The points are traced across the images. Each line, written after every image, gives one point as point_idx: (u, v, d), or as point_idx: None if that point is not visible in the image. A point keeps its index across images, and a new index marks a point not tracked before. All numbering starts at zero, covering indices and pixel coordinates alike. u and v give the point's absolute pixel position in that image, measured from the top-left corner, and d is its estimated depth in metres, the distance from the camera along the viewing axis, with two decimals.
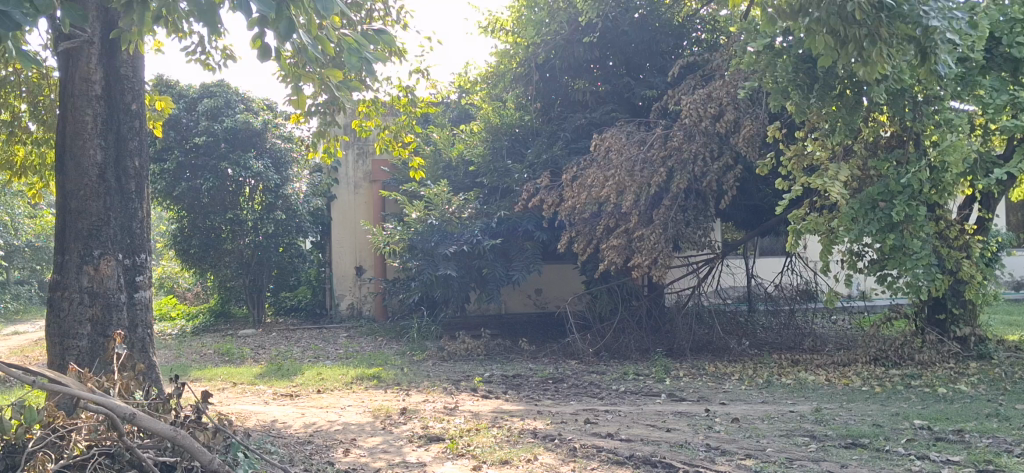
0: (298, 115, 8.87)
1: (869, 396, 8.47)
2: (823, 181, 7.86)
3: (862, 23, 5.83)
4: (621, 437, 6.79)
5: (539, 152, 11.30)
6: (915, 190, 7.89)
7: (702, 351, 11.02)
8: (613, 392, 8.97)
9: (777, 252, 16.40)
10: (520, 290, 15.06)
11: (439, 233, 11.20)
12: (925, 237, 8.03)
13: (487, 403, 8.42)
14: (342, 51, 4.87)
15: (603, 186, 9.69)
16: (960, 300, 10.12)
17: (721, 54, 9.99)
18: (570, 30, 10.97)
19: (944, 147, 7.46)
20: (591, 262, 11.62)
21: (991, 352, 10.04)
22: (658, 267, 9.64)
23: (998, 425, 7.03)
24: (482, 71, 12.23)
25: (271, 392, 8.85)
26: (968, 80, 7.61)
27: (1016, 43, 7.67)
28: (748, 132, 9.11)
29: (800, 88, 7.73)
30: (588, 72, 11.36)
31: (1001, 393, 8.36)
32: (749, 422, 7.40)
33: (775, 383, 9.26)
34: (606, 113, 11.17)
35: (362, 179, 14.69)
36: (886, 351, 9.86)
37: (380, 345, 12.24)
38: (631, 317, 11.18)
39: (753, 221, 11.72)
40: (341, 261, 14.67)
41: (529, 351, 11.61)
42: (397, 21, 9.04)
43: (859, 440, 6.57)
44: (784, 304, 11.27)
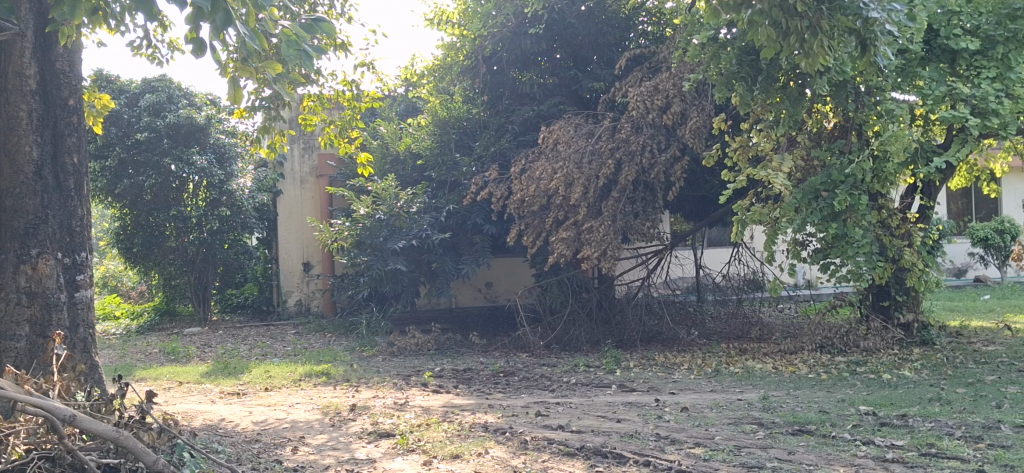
0: (242, 110, 8.73)
1: (816, 383, 8.59)
2: (767, 172, 7.93)
3: (804, 15, 5.91)
4: (572, 429, 6.80)
5: (487, 145, 11.24)
6: (858, 179, 7.96)
7: (652, 341, 11.17)
8: (565, 384, 8.99)
9: (724, 243, 16.59)
10: (470, 284, 15.05)
11: (388, 228, 11.14)
12: (867, 226, 8.16)
13: (438, 398, 8.39)
14: (281, 43, 4.85)
15: (552, 178, 9.71)
16: (903, 287, 10.26)
17: (667, 46, 10.06)
18: (516, 22, 11.04)
19: (886, 137, 7.53)
20: (541, 255, 11.58)
21: (934, 338, 10.31)
22: (606, 258, 9.65)
23: (940, 409, 7.19)
24: (429, 64, 12.20)
25: (218, 391, 8.72)
26: (907, 71, 7.91)
27: (953, 36, 7.85)
28: (694, 124, 9.18)
29: (743, 81, 7.81)
30: (535, 64, 11.41)
31: (943, 378, 8.54)
32: (698, 411, 7.48)
33: (724, 372, 9.37)
34: (554, 105, 11.20)
35: (308, 173, 14.60)
36: (831, 338, 10.02)
37: (329, 342, 12.13)
38: (582, 308, 11.21)
39: (701, 212, 11.84)
40: (289, 256, 14.60)
41: (480, 345, 11.60)
42: (341, 14, 8.96)
43: (806, 426, 6.65)
44: (732, 294, 11.42)
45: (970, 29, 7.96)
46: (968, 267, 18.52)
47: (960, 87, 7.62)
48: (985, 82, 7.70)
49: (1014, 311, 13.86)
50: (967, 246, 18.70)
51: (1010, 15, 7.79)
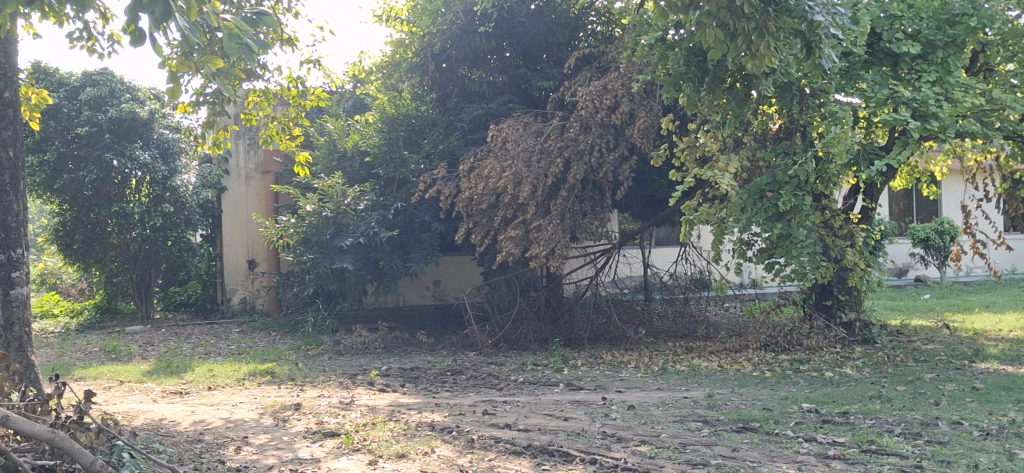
0: (185, 105, 8.60)
1: (760, 381, 8.70)
2: (714, 173, 7.98)
3: (750, 17, 5.96)
4: (519, 428, 6.79)
5: (435, 142, 11.17)
6: (801, 181, 8.04)
7: (600, 340, 11.13)
8: (512, 383, 8.99)
9: (671, 242, 16.74)
10: (418, 282, 15.02)
11: (334, 225, 11.06)
12: (810, 226, 8.27)
13: (384, 397, 8.32)
14: (224, 37, 4.74)
15: (500, 176, 9.66)
16: (846, 287, 10.43)
17: (616, 46, 10.12)
18: (466, 20, 11.03)
19: (829, 138, 7.60)
20: (490, 253, 11.53)
21: (875, 337, 10.51)
22: (555, 257, 9.62)
23: (881, 406, 7.32)
24: (377, 61, 12.11)
25: (159, 390, 8.56)
26: (851, 74, 8.09)
27: (895, 39, 8.00)
28: (642, 124, 9.30)
29: (691, 81, 7.82)
30: (485, 62, 11.41)
31: (884, 376, 8.70)
32: (644, 409, 7.52)
33: (670, 370, 9.43)
34: (502, 104, 11.20)
35: (253, 170, 14.49)
36: (775, 336, 10.10)
37: (274, 341, 11.99)
38: (530, 307, 11.19)
39: (649, 211, 11.92)
40: (233, 254, 14.44)
41: (427, 344, 11.55)
42: (288, 9, 8.85)
43: (750, 424, 6.73)
44: (679, 293, 11.51)
45: (911, 34, 8.14)
46: (909, 268, 18.91)
47: (902, 90, 7.74)
48: (925, 86, 7.84)
49: (952, 310, 14.19)
50: (907, 246, 19.01)
51: (949, 20, 8.01)
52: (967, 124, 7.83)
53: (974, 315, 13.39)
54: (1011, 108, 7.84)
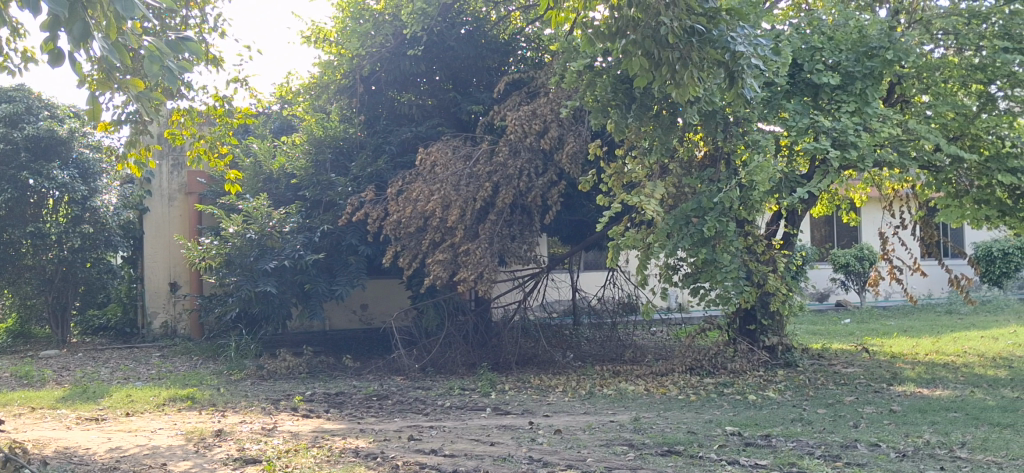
0: (106, 123, 8.42)
1: (685, 404, 8.80)
2: (641, 199, 8.05)
3: (675, 46, 6.10)
4: (445, 453, 6.75)
5: (363, 165, 11.10)
6: (725, 207, 8.16)
7: (527, 364, 11.20)
8: (439, 408, 8.93)
9: (600, 266, 16.92)
10: (345, 305, 14.91)
11: (259, 248, 10.90)
12: (733, 252, 8.41)
13: (308, 423, 8.19)
14: (144, 58, 4.69)
15: (429, 199, 9.60)
16: (768, 312, 10.60)
17: (545, 72, 10.24)
18: (395, 43, 11.04)
19: (752, 166, 7.75)
20: (417, 277, 11.48)
21: (797, 360, 10.74)
22: (483, 281, 9.63)
23: (802, 429, 7.46)
24: (304, 82, 11.95)
25: (74, 417, 8.29)
26: (773, 103, 8.26)
27: (816, 70, 8.26)
28: (570, 149, 9.39)
29: (618, 107, 8.00)
30: (415, 85, 11.45)
31: (805, 399, 8.87)
32: (571, 433, 7.54)
33: (597, 394, 9.48)
34: (431, 127, 11.25)
35: (177, 191, 14.30)
36: (700, 360, 10.21)
37: (195, 365, 11.74)
38: (457, 331, 11.14)
39: (577, 236, 11.99)
40: (154, 276, 14.17)
41: (353, 368, 11.44)
42: (214, 29, 8.75)
43: (674, 447, 6.79)
44: (607, 317, 11.62)
45: (831, 65, 8.40)
46: (830, 292, 19.30)
47: (822, 120, 7.92)
48: (845, 116, 8.06)
49: (871, 334, 14.56)
50: (828, 271, 19.44)
51: (867, 53, 8.33)
52: (885, 154, 8.05)
53: (892, 339, 13.76)
54: (925, 138, 8.16)
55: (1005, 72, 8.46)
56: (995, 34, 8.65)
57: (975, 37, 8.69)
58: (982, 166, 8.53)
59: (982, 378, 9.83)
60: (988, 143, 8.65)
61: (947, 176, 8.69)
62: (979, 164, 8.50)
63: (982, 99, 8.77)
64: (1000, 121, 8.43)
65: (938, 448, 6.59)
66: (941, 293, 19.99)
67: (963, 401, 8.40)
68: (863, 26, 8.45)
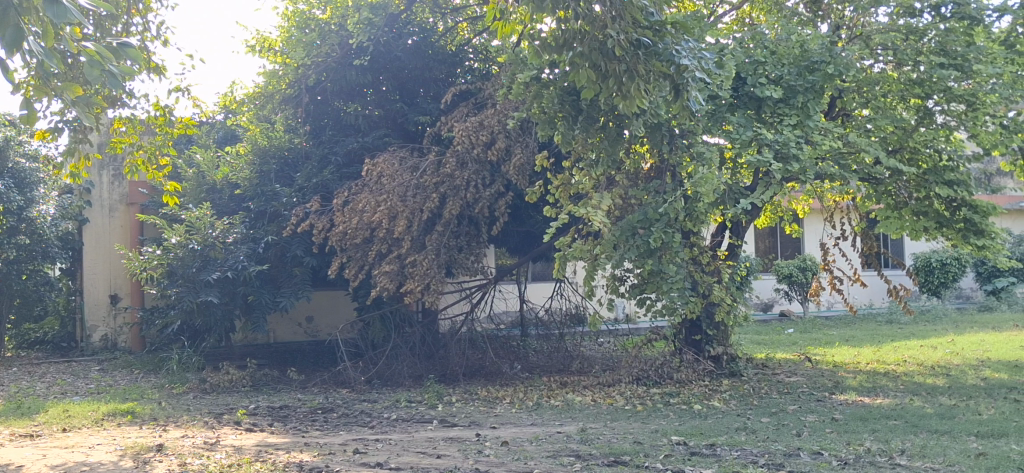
0: (43, 131, 8.24)
1: (631, 415, 8.84)
2: (587, 210, 8.07)
3: (621, 59, 6.14)
4: (391, 466, 6.69)
5: (308, 176, 11.00)
6: (672, 218, 8.22)
7: (475, 375, 11.20)
8: (385, 420, 8.86)
9: (547, 277, 16.99)
10: (290, 318, 14.78)
11: (202, 259, 10.72)
12: (679, 263, 8.49)
13: (251, 436, 8.08)
14: (82, 64, 4.58)
15: (375, 210, 9.55)
16: (714, 322, 10.64)
17: (492, 83, 10.27)
18: (341, 53, 10.99)
19: (697, 178, 7.80)
20: (363, 288, 11.39)
21: (741, 369, 10.87)
22: (430, 292, 9.59)
23: (746, 438, 7.54)
24: (249, 91, 11.81)
25: (8, 433, 8.07)
26: (717, 116, 8.34)
27: (759, 83, 8.37)
28: (518, 161, 9.42)
29: (566, 119, 8.02)
30: (360, 95, 11.40)
31: (749, 408, 8.97)
32: (518, 444, 7.54)
33: (544, 405, 9.49)
34: (378, 137, 11.21)
35: (118, 201, 14.04)
36: (647, 370, 10.29)
37: (135, 379, 11.52)
38: (404, 343, 11.08)
39: (525, 247, 12.00)
40: (94, 288, 13.91)
41: (298, 381, 11.31)
42: (156, 37, 8.61)
43: (620, 457, 6.82)
44: (555, 328, 11.65)
45: (774, 79, 8.53)
46: (774, 302, 19.66)
47: (764, 132, 8.03)
48: (787, 129, 8.16)
49: (814, 344, 14.77)
50: (771, 282, 19.78)
51: (808, 67, 8.52)
52: (827, 167, 8.17)
53: (834, 349, 13.99)
54: (865, 151, 8.36)
55: (942, 87, 8.67)
56: (931, 50, 8.85)
57: (912, 52, 8.89)
58: (920, 179, 8.74)
59: (921, 386, 10.04)
60: (926, 156, 8.89)
61: (887, 188, 8.86)
62: (917, 177, 8.70)
63: (920, 113, 9.02)
64: (936, 135, 8.71)
65: (878, 455, 6.71)
66: (881, 303, 20.38)
67: (902, 410, 8.56)
68: (804, 40, 8.63)
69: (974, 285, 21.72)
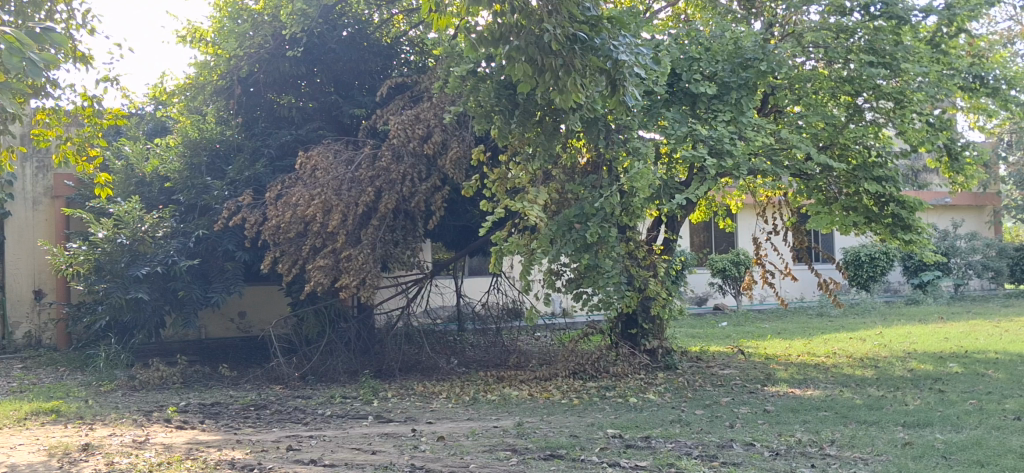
0: None
1: (567, 408, 8.87)
2: (524, 205, 8.05)
3: (558, 53, 6.13)
4: (325, 463, 6.61)
5: (240, 169, 10.80)
6: (608, 213, 8.24)
7: (411, 371, 11.10)
8: (319, 417, 8.74)
9: (484, 272, 17.01)
10: (222, 314, 14.57)
11: (130, 253, 10.47)
12: (615, 257, 8.54)
13: (181, 434, 7.91)
14: (3, 51, 4.40)
15: (309, 204, 9.40)
16: (649, 316, 10.82)
17: (428, 77, 10.22)
18: (274, 44, 10.85)
19: (632, 173, 7.83)
20: (297, 283, 11.24)
21: (676, 362, 11.00)
22: (365, 287, 9.48)
23: (680, 430, 7.60)
24: (179, 82, 11.47)
25: None
26: (653, 111, 8.44)
27: (693, 79, 8.44)
28: (454, 154, 9.37)
29: (502, 113, 8.03)
30: (294, 87, 11.28)
31: (683, 401, 9.06)
32: (454, 439, 7.49)
33: (481, 400, 9.46)
34: (312, 130, 11.08)
35: (42, 194, 13.65)
36: (583, 364, 10.28)
37: (60, 377, 11.20)
38: (339, 339, 10.96)
39: (461, 241, 11.96)
40: (16, 284, 13.50)
41: (230, 378, 11.13)
42: (82, 25, 8.36)
43: (557, 451, 6.82)
44: (491, 323, 11.58)
45: (708, 75, 8.61)
46: (709, 296, 19.90)
47: (699, 128, 8.09)
48: (721, 124, 8.24)
49: (747, 337, 15.01)
50: (706, 275, 20.07)
51: (742, 64, 8.58)
52: (759, 162, 8.31)
53: (766, 342, 14.24)
54: (797, 147, 8.49)
55: (870, 85, 8.85)
56: (861, 48, 9.00)
57: (843, 51, 9.02)
58: (850, 174, 8.92)
59: (850, 378, 10.24)
60: (856, 152, 9.05)
61: (818, 183, 9.04)
62: (847, 172, 8.89)
63: (850, 110, 9.28)
64: (866, 132, 8.89)
65: (809, 446, 6.82)
66: (813, 297, 20.86)
67: (832, 401, 8.72)
68: (738, 38, 8.69)
69: (901, 279, 22.31)
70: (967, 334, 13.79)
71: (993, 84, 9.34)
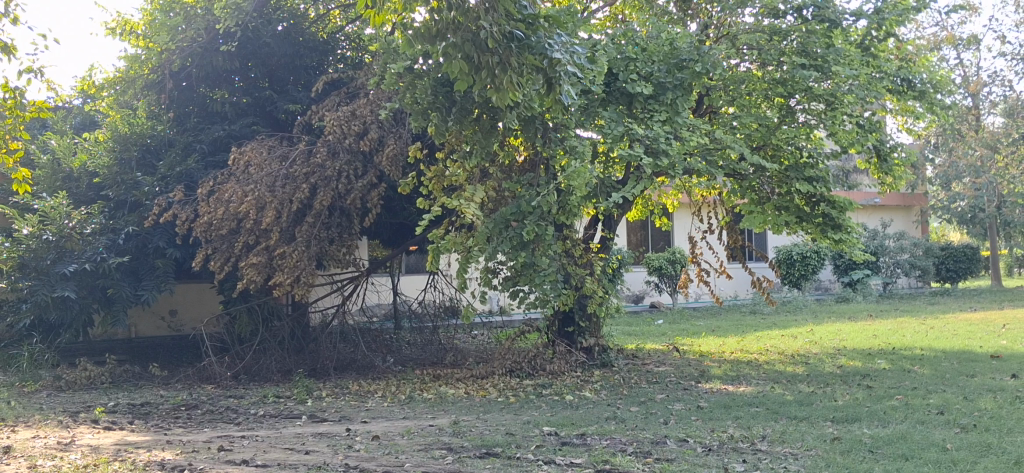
0: None
1: (504, 406, 8.87)
2: (460, 202, 8.00)
3: (494, 51, 6.11)
4: (257, 463, 6.51)
5: (171, 164, 10.60)
6: (544, 211, 8.26)
7: (346, 370, 10.91)
8: (252, 417, 8.62)
9: (421, 269, 16.98)
10: (152, 312, 14.39)
11: (56, 250, 10.19)
12: (551, 255, 8.59)
13: (109, 436, 7.72)
14: None
15: (242, 201, 9.26)
16: (586, 313, 10.87)
17: (365, 73, 10.17)
18: (208, 38, 10.66)
19: (569, 172, 7.83)
20: (230, 281, 11.07)
21: (613, 360, 11.01)
22: (300, 285, 9.38)
23: (616, 427, 7.66)
24: (109, 75, 11.20)
25: None
26: (589, 110, 8.48)
27: (630, 79, 8.50)
28: (392, 151, 9.35)
29: (439, 111, 8.01)
30: (228, 82, 11.13)
31: (619, 398, 9.13)
32: (389, 439, 7.44)
33: (417, 399, 9.42)
34: (245, 126, 10.95)
35: None
36: (520, 362, 10.29)
37: None
38: (273, 337, 10.82)
39: (398, 238, 11.92)
40: None
41: (161, 377, 10.92)
42: (4, 14, 8.06)
43: (492, 449, 6.83)
44: (428, 321, 11.56)
45: (645, 75, 8.67)
46: (646, 294, 20.11)
47: (635, 127, 8.16)
48: (657, 124, 8.33)
49: (682, 334, 15.19)
50: (643, 275, 20.33)
51: (677, 65, 8.69)
52: (694, 162, 8.40)
53: (700, 339, 14.42)
54: (731, 147, 8.64)
55: (803, 87, 8.95)
56: (793, 50, 9.20)
57: (776, 53, 9.24)
58: (782, 175, 9.05)
59: (782, 374, 10.43)
60: (788, 153, 9.13)
61: (751, 183, 9.14)
62: (779, 173, 9.03)
63: (782, 112, 9.30)
64: (798, 133, 8.95)
65: (741, 441, 6.93)
66: (746, 295, 21.22)
67: (764, 397, 8.87)
68: (674, 38, 8.76)
69: (831, 276, 22.85)
70: (894, 331, 14.14)
71: (920, 88, 9.58)
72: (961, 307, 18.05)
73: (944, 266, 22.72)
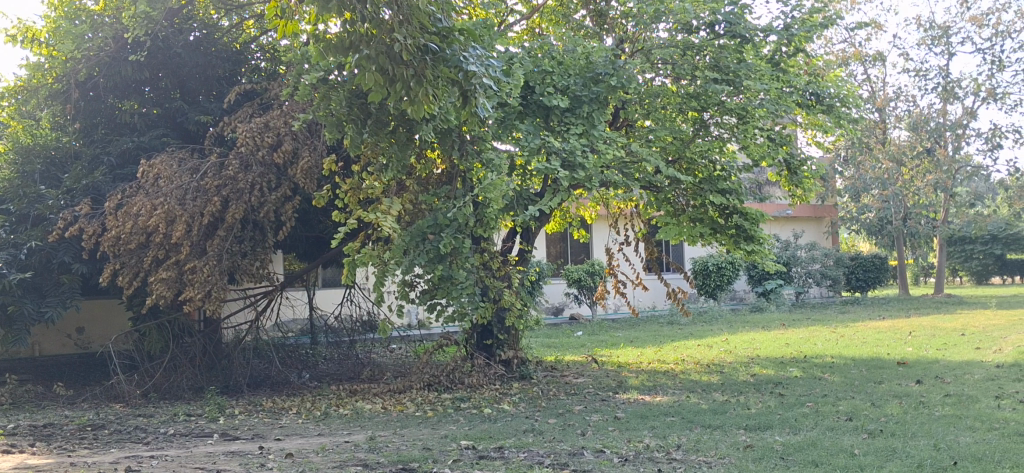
0: None
1: (421, 421, 8.81)
2: (376, 215, 7.90)
3: (409, 64, 6.03)
4: None
5: (77, 177, 10.28)
6: (461, 224, 8.28)
7: (261, 386, 10.78)
8: (161, 436, 8.38)
9: (339, 283, 16.81)
10: (57, 330, 13.92)
11: None
12: (468, 268, 8.57)
13: (7, 459, 7.42)
14: None
15: (151, 215, 8.96)
16: (504, 327, 10.89)
17: (278, 84, 10.07)
18: (116, 47, 10.39)
19: (485, 184, 7.81)
20: (138, 297, 10.76)
21: (531, 372, 11.03)
22: (211, 300, 9.15)
23: (533, 439, 7.67)
24: (10, 85, 10.91)
25: None
26: (506, 123, 8.48)
27: (547, 92, 8.56)
28: (306, 164, 9.25)
29: (354, 122, 7.82)
30: (137, 93, 10.88)
31: (537, 410, 9.15)
32: (303, 456, 7.32)
33: (333, 415, 9.28)
34: (156, 138, 10.69)
35: None
36: (438, 376, 10.24)
37: None
38: (184, 354, 10.50)
39: (315, 252, 11.79)
40: None
41: (66, 397, 10.55)
42: None
43: (409, 464, 6.77)
44: (345, 335, 11.47)
45: (561, 89, 8.76)
46: (565, 306, 20.23)
47: (552, 140, 8.19)
48: (573, 137, 8.40)
49: (601, 345, 15.30)
50: (562, 286, 20.37)
51: (593, 78, 8.80)
52: (610, 174, 8.50)
53: (619, 350, 14.54)
54: (647, 161, 8.77)
55: (715, 101, 9.17)
56: (706, 65, 9.37)
57: (689, 68, 9.37)
58: (696, 187, 9.20)
59: (697, 383, 10.57)
60: (702, 166, 9.36)
61: (667, 195, 9.26)
62: (693, 186, 9.16)
63: (696, 125, 9.52)
64: (711, 147, 9.18)
65: (656, 451, 7.00)
66: (664, 306, 21.59)
67: (680, 406, 8.98)
68: (590, 53, 8.87)
69: (746, 288, 23.38)
70: (806, 340, 14.43)
71: (828, 102, 9.79)
72: (870, 316, 18.55)
73: (854, 276, 23.34)
